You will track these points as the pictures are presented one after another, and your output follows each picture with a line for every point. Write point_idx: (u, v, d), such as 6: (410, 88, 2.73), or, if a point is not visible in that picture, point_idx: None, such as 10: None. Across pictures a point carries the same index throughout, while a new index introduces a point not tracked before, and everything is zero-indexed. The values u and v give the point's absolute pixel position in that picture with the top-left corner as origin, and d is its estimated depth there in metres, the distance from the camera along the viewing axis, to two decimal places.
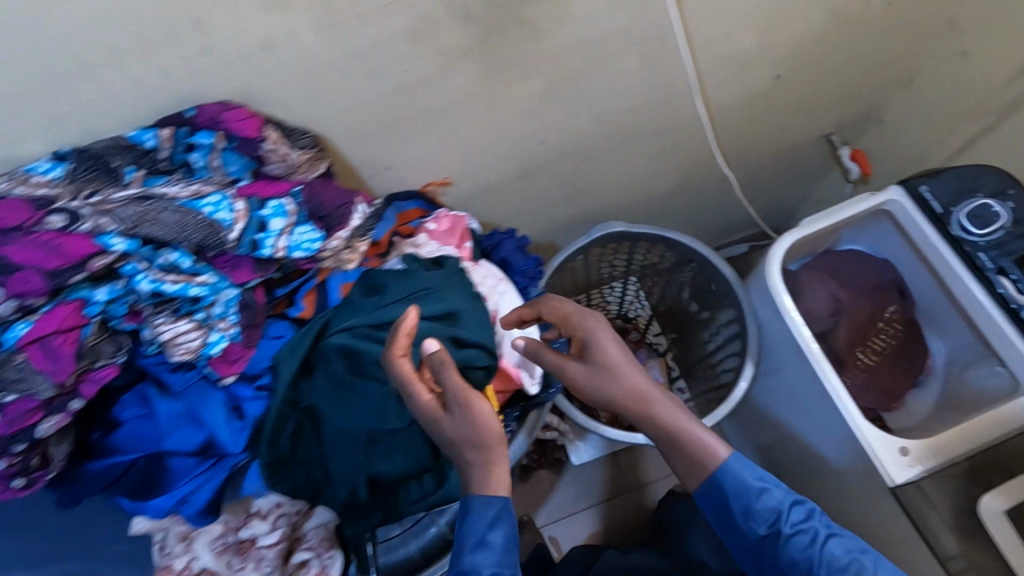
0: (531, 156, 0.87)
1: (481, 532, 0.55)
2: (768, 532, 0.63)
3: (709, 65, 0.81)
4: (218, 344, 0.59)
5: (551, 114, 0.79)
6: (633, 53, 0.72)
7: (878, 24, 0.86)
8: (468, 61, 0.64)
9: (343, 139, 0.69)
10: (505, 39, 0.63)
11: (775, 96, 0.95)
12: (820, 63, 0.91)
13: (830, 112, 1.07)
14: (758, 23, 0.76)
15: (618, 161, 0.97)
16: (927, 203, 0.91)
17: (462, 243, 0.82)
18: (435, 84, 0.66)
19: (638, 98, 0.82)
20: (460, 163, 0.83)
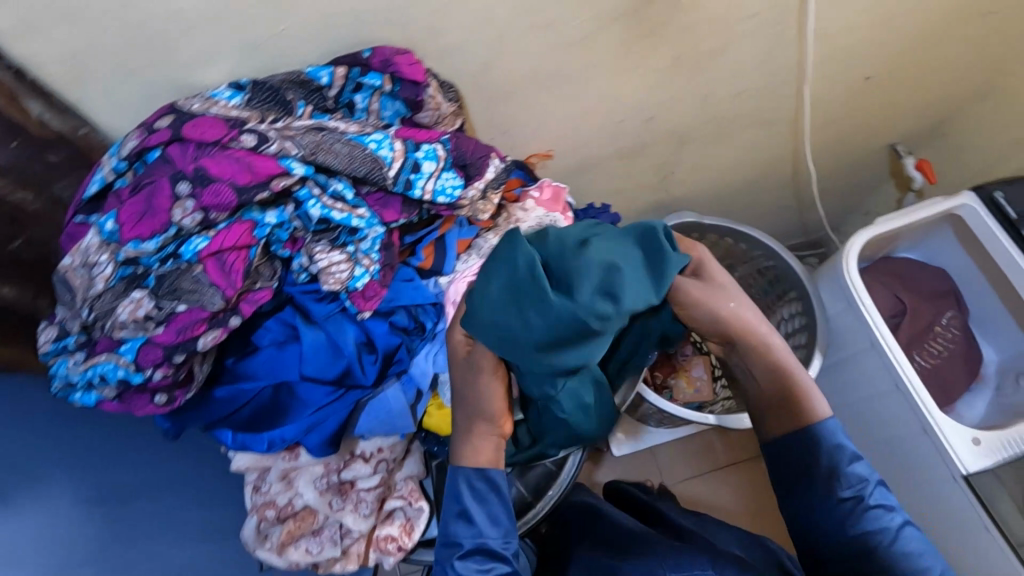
0: (631, 137, 0.91)
1: (461, 505, 0.60)
2: (852, 497, 0.56)
3: (812, 61, 0.85)
4: (362, 279, 0.62)
5: (663, 95, 0.83)
6: (752, 40, 0.77)
7: (972, 34, 0.91)
8: (614, 29, 0.68)
9: (480, 97, 0.73)
10: (653, 10, 0.67)
11: (864, 98, 0.99)
12: (907, 69, 0.96)
13: (902, 123, 1.12)
14: (868, 20, 0.81)
15: (705, 151, 1.01)
16: (1001, 210, 0.95)
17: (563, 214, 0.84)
18: (579, 50, 0.70)
19: (742, 88, 0.86)
20: (568, 138, 0.86)
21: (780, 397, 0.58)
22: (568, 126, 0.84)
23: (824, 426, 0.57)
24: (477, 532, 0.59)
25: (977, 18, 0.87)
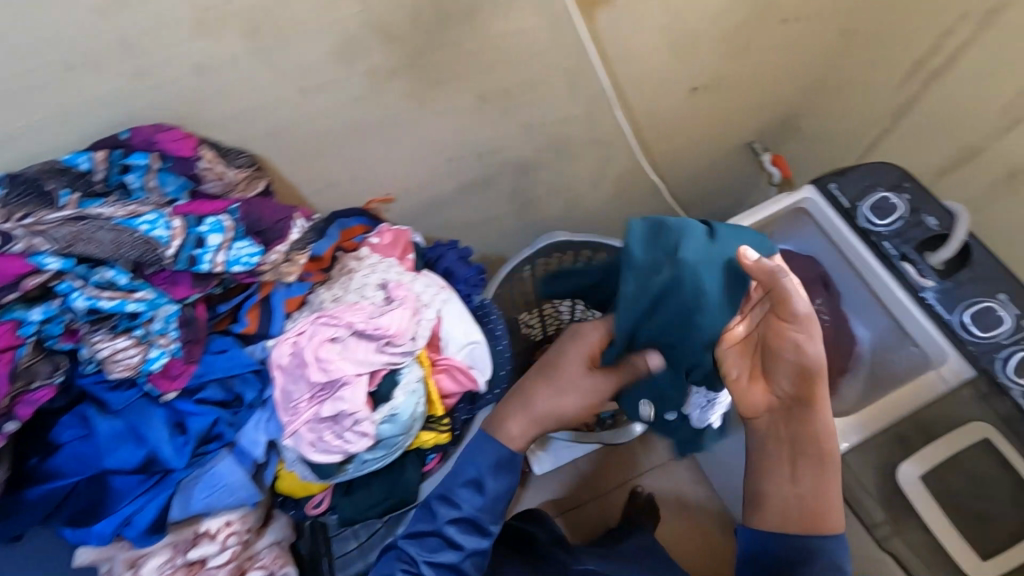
0: (470, 170, 0.91)
1: (475, 474, 0.73)
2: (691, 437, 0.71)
3: (629, 80, 0.87)
4: (160, 360, 0.61)
5: (485, 129, 0.83)
6: (555, 69, 0.78)
7: (781, 40, 0.95)
8: (396, 80, 0.68)
9: (282, 158, 0.72)
10: (431, 59, 0.68)
11: (697, 106, 1.03)
12: (734, 75, 0.99)
13: (750, 123, 1.16)
14: (668, 40, 0.83)
15: (557, 173, 1.02)
16: (837, 200, 0.98)
17: (405, 255, 0.85)
18: (367, 102, 0.70)
19: (567, 111, 0.88)
20: (401, 180, 0.86)
21: (753, 493, 0.69)
22: (396, 170, 0.84)
23: (830, 541, 0.65)
24: (474, 508, 0.72)
25: (781, 23, 0.91)
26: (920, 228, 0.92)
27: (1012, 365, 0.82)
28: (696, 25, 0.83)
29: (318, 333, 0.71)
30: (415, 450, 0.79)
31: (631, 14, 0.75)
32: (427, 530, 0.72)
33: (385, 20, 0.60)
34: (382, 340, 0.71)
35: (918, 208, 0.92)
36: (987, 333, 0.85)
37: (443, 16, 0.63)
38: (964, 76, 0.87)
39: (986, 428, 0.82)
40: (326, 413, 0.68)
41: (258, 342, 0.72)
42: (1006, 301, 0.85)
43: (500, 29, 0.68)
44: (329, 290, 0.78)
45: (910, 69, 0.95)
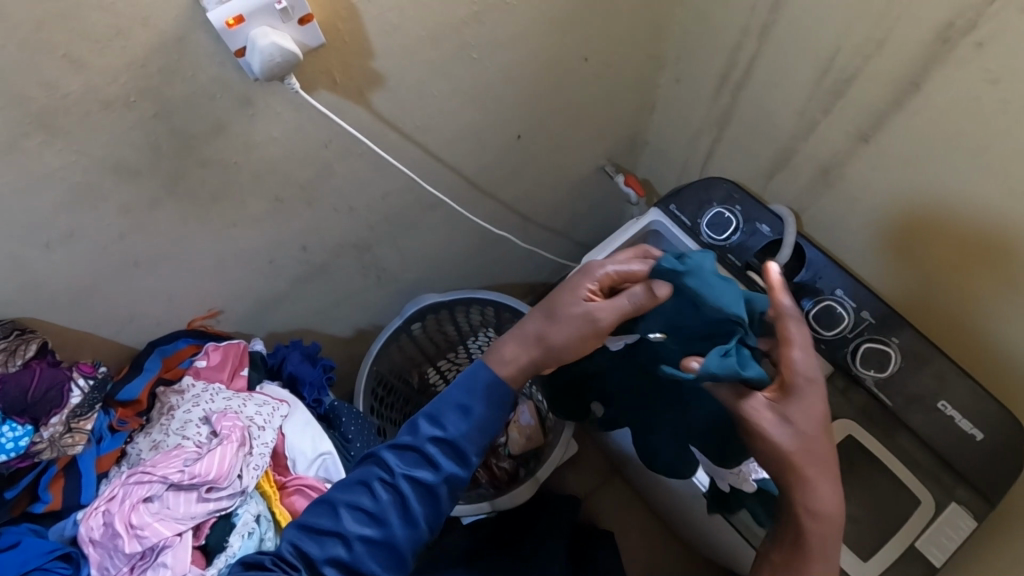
0: (297, 265, 0.86)
1: (463, 397, 0.62)
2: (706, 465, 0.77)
3: (439, 146, 0.85)
4: None
5: (294, 226, 0.79)
6: (347, 157, 0.75)
7: (592, 74, 0.95)
8: (162, 209, 0.63)
9: (57, 310, 0.66)
10: (194, 181, 0.63)
11: (531, 148, 1.02)
12: (554, 115, 0.98)
13: (593, 150, 1.16)
14: (466, 104, 0.82)
15: (399, 243, 0.99)
16: (679, 219, 0.98)
17: (237, 372, 0.80)
18: (138, 236, 0.64)
19: (382, 189, 0.84)
20: (220, 293, 0.81)
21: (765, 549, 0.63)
22: (207, 287, 0.78)
23: None
24: (458, 432, 0.61)
25: (583, 62, 0.91)
26: (757, 237, 0.93)
27: (859, 357, 0.85)
28: (490, 84, 0.81)
29: (124, 498, 0.63)
30: None
31: (410, 92, 0.72)
32: (409, 442, 0.61)
33: (116, 159, 0.56)
34: (201, 489, 0.65)
35: (751, 218, 0.94)
36: (830, 331, 0.87)
37: (186, 140, 0.58)
38: (762, 86, 0.89)
39: (848, 423, 0.84)
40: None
41: (68, 517, 0.65)
42: (843, 295, 0.87)
43: (265, 137, 0.64)
44: (148, 436, 0.71)
45: (718, 82, 0.96)
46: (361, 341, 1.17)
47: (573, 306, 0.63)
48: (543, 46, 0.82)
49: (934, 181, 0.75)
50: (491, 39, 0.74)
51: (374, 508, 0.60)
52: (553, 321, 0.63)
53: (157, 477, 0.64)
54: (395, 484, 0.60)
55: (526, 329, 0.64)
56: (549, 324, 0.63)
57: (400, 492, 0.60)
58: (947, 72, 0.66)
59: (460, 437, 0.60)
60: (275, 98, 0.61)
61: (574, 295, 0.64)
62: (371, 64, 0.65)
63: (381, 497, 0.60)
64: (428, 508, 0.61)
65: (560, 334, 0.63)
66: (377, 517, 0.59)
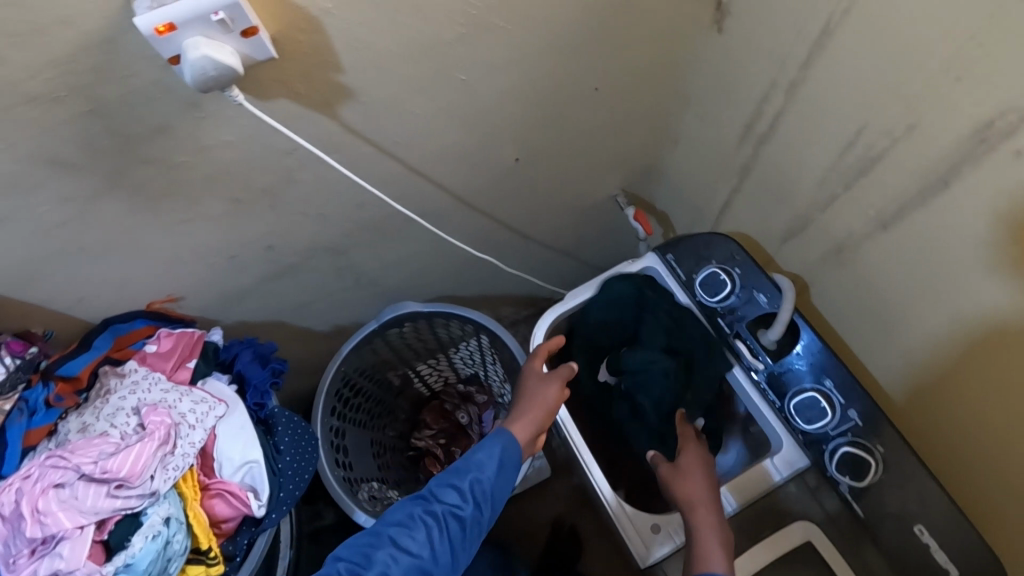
0: (265, 262, 0.84)
1: (491, 454, 0.72)
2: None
3: (423, 163, 0.81)
4: None
5: (259, 227, 0.77)
6: (316, 166, 0.71)
7: (603, 103, 0.89)
8: (109, 201, 0.62)
9: (2, 284, 0.66)
10: (142, 178, 0.61)
11: (530, 171, 0.96)
12: (558, 142, 0.92)
13: (604, 179, 1.10)
14: (453, 125, 0.77)
15: (380, 250, 0.96)
16: (673, 272, 0.92)
17: (184, 363, 0.79)
18: (84, 223, 0.63)
19: (358, 199, 0.81)
20: (180, 281, 0.80)
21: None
22: (165, 274, 0.77)
23: None
24: (490, 481, 0.70)
25: (592, 91, 0.85)
26: (751, 307, 0.85)
27: (837, 459, 0.77)
28: (482, 106, 0.76)
29: (37, 480, 0.63)
30: None
31: (386, 108, 0.68)
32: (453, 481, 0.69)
33: (52, 152, 0.54)
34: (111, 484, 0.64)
35: (749, 285, 0.86)
36: (811, 425, 0.80)
37: (129, 138, 0.56)
38: (782, 146, 0.81)
39: (810, 527, 0.78)
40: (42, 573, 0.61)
41: None
42: (832, 389, 0.79)
43: (219, 141, 0.61)
44: (80, 417, 0.71)
45: (740, 131, 0.88)
46: (338, 337, 1.16)
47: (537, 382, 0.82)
48: (544, 72, 0.76)
49: (950, 291, 0.65)
50: (481, 61, 0.69)
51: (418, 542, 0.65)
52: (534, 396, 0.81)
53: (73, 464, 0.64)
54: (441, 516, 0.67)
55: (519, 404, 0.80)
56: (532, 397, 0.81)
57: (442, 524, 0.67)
58: (978, 176, 0.57)
59: (491, 487, 0.70)
60: (228, 105, 0.58)
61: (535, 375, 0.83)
62: (338, 78, 0.61)
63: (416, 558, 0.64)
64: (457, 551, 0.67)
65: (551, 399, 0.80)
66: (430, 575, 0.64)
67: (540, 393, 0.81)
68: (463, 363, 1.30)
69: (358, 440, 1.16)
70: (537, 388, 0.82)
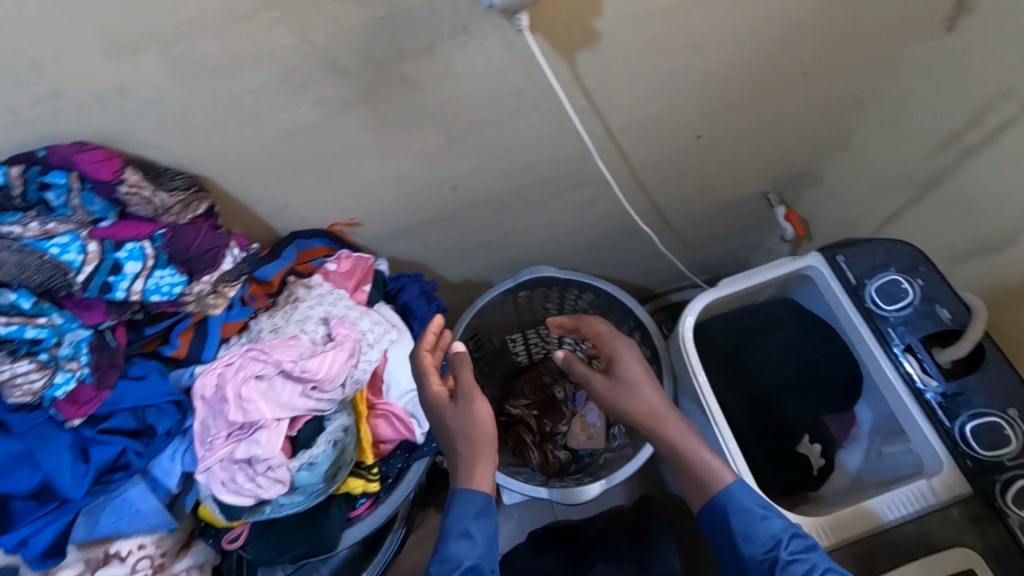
0: (445, 202, 0.86)
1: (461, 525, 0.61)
2: (765, 557, 0.64)
3: (621, 125, 0.80)
4: (65, 386, 0.58)
5: (457, 165, 0.78)
6: (532, 111, 0.72)
7: (802, 93, 0.86)
8: (352, 114, 0.63)
9: (232, 179, 0.69)
10: (390, 95, 0.62)
11: (704, 154, 0.94)
12: (743, 126, 0.91)
13: (764, 174, 1.07)
14: (666, 90, 0.76)
15: (541, 210, 0.96)
16: (843, 273, 0.89)
17: (360, 286, 0.81)
18: (322, 133, 0.65)
19: (549, 153, 0.81)
20: (367, 207, 0.82)
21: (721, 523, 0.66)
22: (359, 197, 0.79)
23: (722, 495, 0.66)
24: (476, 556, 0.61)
25: (799, 77, 0.82)
26: (931, 322, 0.82)
27: (1013, 490, 0.73)
28: (698, 75, 0.75)
29: (240, 369, 0.67)
30: (344, 494, 0.75)
31: (619, 60, 0.68)
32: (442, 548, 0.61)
33: (334, 54, 0.56)
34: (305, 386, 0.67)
35: (932, 299, 0.83)
36: (987, 451, 0.76)
37: (399, 52, 0.58)
38: (1001, 159, 0.77)
39: (971, 555, 0.74)
40: (238, 455, 0.65)
41: (187, 367, 0.69)
42: (1015, 418, 0.76)
43: (468, 70, 0.62)
44: (271, 318, 0.74)
45: (944, 140, 0.84)
46: (467, 292, 1.17)
47: (452, 411, 0.65)
48: (768, 48, 0.75)
49: None
50: (721, 27, 0.68)
51: None
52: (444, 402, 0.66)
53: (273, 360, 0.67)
54: None
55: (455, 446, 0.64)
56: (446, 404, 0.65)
57: None
58: None
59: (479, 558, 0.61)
60: (494, 33, 0.59)
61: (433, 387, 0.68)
62: (596, 20, 0.61)
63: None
64: None
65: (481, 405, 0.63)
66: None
67: (470, 411, 0.64)
68: (575, 339, 1.30)
69: None
70: (463, 414, 0.64)
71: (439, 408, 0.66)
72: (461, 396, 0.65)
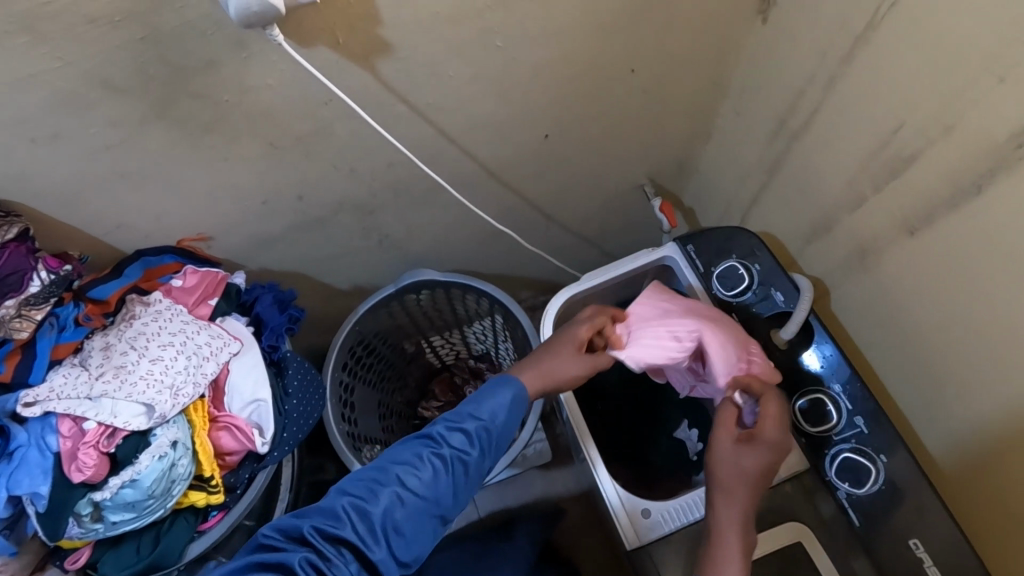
0: (295, 211, 0.87)
1: (497, 403, 0.65)
2: None
3: (455, 128, 0.82)
4: None
5: (291, 175, 0.79)
6: (349, 119, 0.73)
7: (638, 87, 0.88)
8: (147, 128, 0.64)
9: (44, 202, 0.69)
10: (181, 109, 0.63)
11: (559, 150, 0.96)
12: (592, 123, 0.93)
13: (634, 167, 1.09)
14: (488, 92, 0.78)
15: (406, 214, 0.98)
16: (692, 263, 0.91)
17: (206, 300, 0.82)
18: (119, 151, 0.66)
19: (387, 158, 0.83)
20: (210, 222, 0.83)
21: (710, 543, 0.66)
22: (196, 212, 0.80)
23: None
24: (499, 418, 0.65)
25: (629, 74, 0.84)
26: (766, 304, 0.84)
27: (837, 463, 0.76)
28: (518, 77, 0.78)
29: (68, 402, 0.68)
30: (192, 507, 0.76)
31: (422, 67, 0.70)
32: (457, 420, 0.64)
33: (100, 74, 0.56)
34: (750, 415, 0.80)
35: (767, 282, 0.85)
36: (815, 429, 0.78)
37: (169, 70, 0.58)
38: (816, 144, 0.80)
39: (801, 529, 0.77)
40: (73, 483, 0.66)
41: (16, 391, 0.70)
42: (839, 394, 0.78)
43: (259, 82, 0.63)
44: (105, 337, 0.74)
45: (775, 128, 0.87)
46: (357, 298, 1.18)
47: (563, 346, 0.76)
48: (583, 47, 0.77)
49: (967, 298, 0.64)
50: (521, 30, 0.70)
51: (426, 480, 0.60)
52: (561, 356, 0.75)
53: (99, 394, 0.68)
54: (402, 499, 0.59)
55: (536, 363, 0.75)
56: (551, 365, 0.75)
57: (448, 464, 0.62)
58: (1010, 181, 0.55)
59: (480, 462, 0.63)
60: (269, 47, 0.60)
61: (570, 342, 0.76)
62: (377, 30, 0.63)
63: (434, 471, 0.61)
64: (459, 492, 0.63)
65: (568, 368, 0.74)
66: (424, 498, 0.60)
67: (557, 364, 0.75)
68: (478, 340, 1.32)
69: (364, 398, 1.18)
70: (564, 369, 0.75)
71: (566, 346, 0.76)
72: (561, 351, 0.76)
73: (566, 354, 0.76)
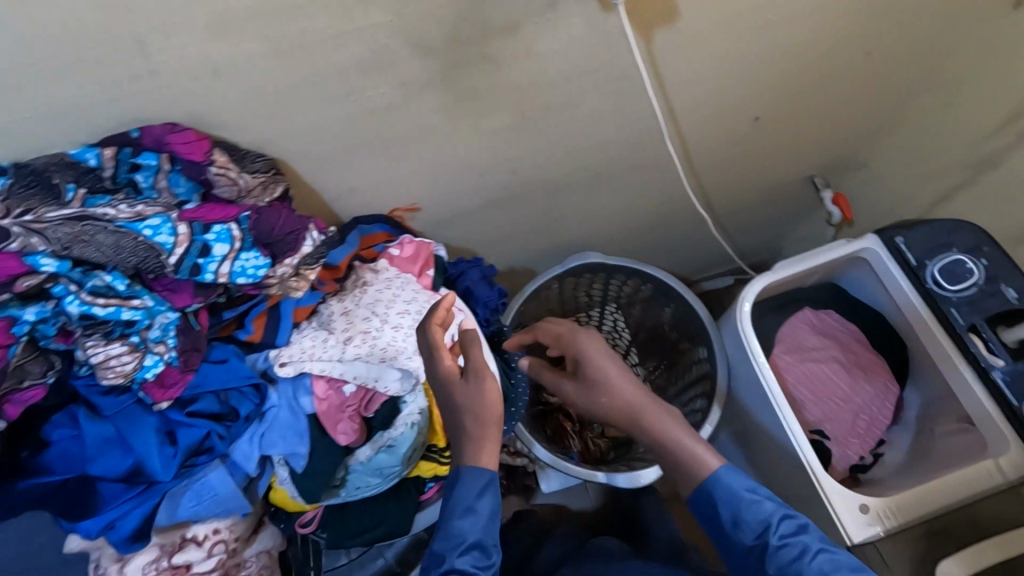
0: (502, 186, 0.86)
1: (466, 500, 0.59)
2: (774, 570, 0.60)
3: (684, 106, 0.80)
4: (154, 368, 0.58)
5: (520, 148, 0.78)
6: (601, 92, 0.72)
7: (862, 72, 0.85)
8: (429, 93, 0.63)
9: (305, 163, 0.68)
10: (468, 73, 0.62)
11: (759, 135, 0.94)
12: (803, 108, 0.90)
13: (812, 158, 1.07)
14: (733, 71, 0.76)
15: (594, 195, 0.96)
16: (903, 255, 0.89)
17: (425, 271, 0.81)
18: (396, 114, 0.65)
19: (611, 135, 0.81)
20: (426, 192, 0.82)
21: None
22: (423, 181, 0.79)
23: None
24: (478, 532, 0.59)
25: (863, 57, 0.82)
26: (995, 300, 0.83)
27: None
28: (764, 55, 0.76)
29: (324, 365, 0.68)
30: (413, 479, 0.76)
31: (692, 39, 0.68)
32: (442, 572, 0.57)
33: (422, 30, 0.55)
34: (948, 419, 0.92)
35: (995, 278, 0.83)
36: None
37: (483, 30, 0.57)
38: None
39: None
40: (337, 447, 0.68)
41: (262, 351, 0.69)
42: None
43: (549, 48, 0.62)
44: (341, 302, 0.74)
45: (1006, 119, 0.84)
46: (510, 280, 1.17)
47: (459, 390, 0.58)
48: (836, 26, 0.75)
49: None
50: (794, 5, 0.68)
51: None
52: (477, 394, 0.58)
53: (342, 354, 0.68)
54: None
55: (466, 429, 0.59)
56: (472, 406, 0.58)
57: None
58: None
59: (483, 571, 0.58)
60: (577, 11, 0.59)
61: (445, 358, 0.60)
62: None
63: None
64: None
65: (490, 403, 0.57)
66: None
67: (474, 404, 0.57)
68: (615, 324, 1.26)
69: None
70: (474, 393, 0.58)
71: (454, 390, 0.58)
72: (474, 374, 0.58)
73: (468, 395, 0.58)
